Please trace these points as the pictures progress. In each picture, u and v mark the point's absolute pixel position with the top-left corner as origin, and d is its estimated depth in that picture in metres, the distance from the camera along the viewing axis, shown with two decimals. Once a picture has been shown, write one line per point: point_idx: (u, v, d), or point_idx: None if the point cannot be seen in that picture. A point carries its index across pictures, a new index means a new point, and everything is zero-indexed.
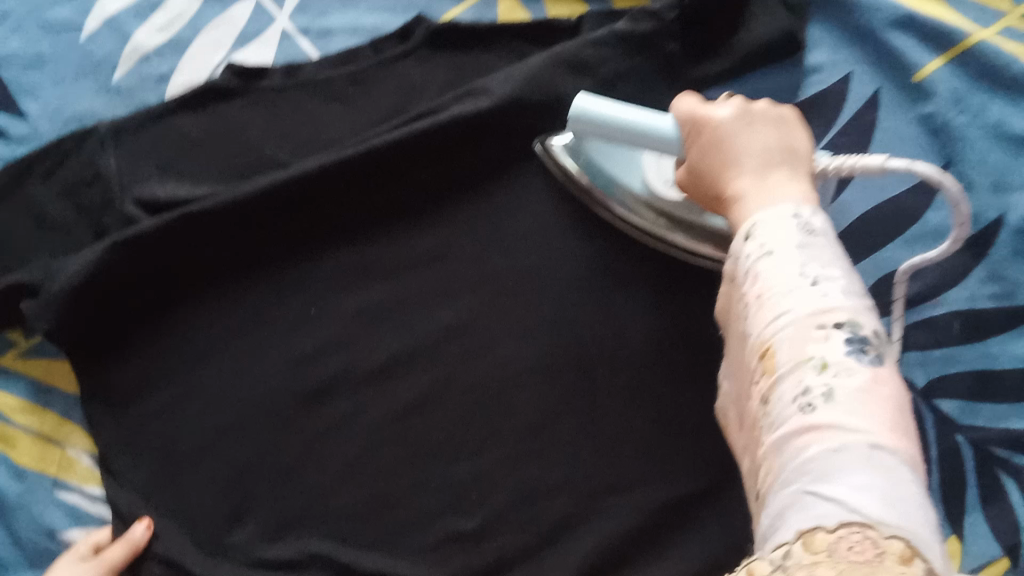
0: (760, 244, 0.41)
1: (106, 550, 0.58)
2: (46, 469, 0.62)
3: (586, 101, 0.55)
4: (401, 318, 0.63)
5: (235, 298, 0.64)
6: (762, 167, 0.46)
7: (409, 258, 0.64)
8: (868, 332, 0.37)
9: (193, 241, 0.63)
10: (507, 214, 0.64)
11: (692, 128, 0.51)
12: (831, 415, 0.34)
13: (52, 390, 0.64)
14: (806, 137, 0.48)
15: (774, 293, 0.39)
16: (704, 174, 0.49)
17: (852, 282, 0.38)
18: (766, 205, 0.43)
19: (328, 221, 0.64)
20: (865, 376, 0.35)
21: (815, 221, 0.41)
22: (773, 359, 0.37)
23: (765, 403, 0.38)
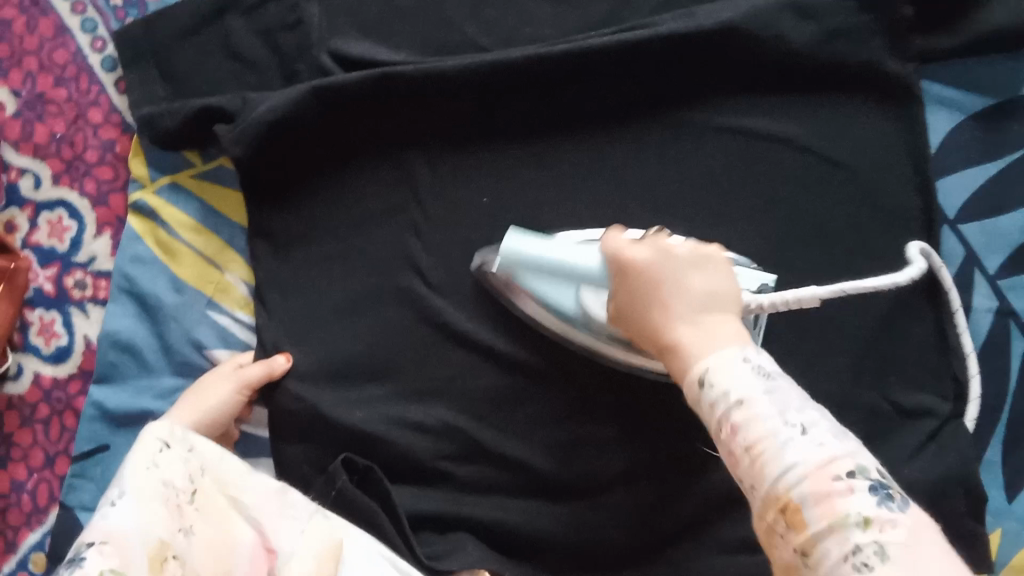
0: (726, 394, 0.39)
1: (246, 368, 0.61)
2: (203, 288, 0.65)
3: (516, 237, 0.53)
4: (566, 223, 0.63)
5: (413, 166, 0.64)
6: (688, 314, 0.44)
7: (587, 166, 0.64)
8: (876, 472, 0.37)
9: (386, 103, 0.64)
10: (698, 148, 0.63)
11: (624, 273, 0.47)
12: (894, 573, 0.34)
13: (220, 216, 0.67)
14: (729, 277, 0.46)
15: (772, 448, 0.37)
16: (635, 313, 0.47)
17: (832, 421, 0.39)
18: (711, 349, 0.41)
19: (517, 113, 0.64)
20: (903, 522, 0.35)
21: (767, 363, 0.40)
22: (797, 514, 0.36)
23: (801, 556, 0.36)
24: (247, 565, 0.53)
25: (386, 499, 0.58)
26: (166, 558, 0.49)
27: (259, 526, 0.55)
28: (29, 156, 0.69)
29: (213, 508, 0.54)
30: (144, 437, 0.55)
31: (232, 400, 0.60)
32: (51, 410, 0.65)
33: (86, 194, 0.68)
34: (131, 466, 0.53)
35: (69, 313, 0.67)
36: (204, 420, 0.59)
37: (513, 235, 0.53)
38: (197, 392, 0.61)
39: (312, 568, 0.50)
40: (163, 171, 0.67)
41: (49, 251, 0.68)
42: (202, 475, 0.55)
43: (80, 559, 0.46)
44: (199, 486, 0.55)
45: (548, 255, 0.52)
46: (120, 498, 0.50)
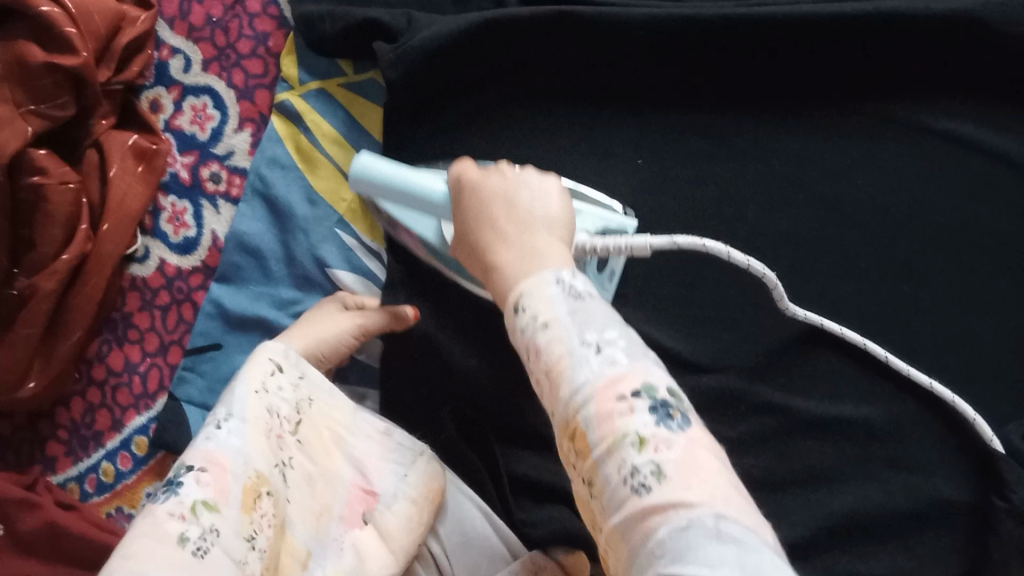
0: (531, 315, 0.35)
1: (369, 313, 0.58)
2: (336, 205, 0.63)
3: (369, 159, 0.53)
4: (733, 204, 0.57)
5: (573, 113, 0.60)
6: (516, 233, 0.40)
7: (769, 144, 0.58)
8: (663, 391, 0.33)
9: (560, 38, 0.58)
10: (900, 147, 0.57)
11: (461, 194, 0.45)
12: (668, 493, 0.30)
13: (364, 133, 0.64)
14: (563, 202, 0.43)
15: (564, 369, 0.33)
16: (465, 233, 0.43)
17: (633, 339, 0.34)
18: (525, 269, 0.37)
19: (700, 73, 0.59)
20: (681, 441, 0.31)
21: (580, 284, 0.36)
22: (582, 440, 0.32)
23: (587, 484, 0.33)
24: (343, 504, 0.52)
25: (489, 456, 0.58)
26: (261, 494, 0.46)
27: (360, 467, 0.53)
28: (182, 37, 0.67)
29: (317, 440, 0.52)
30: (256, 360, 0.51)
31: (348, 339, 0.58)
32: (171, 299, 0.65)
33: (232, 85, 0.66)
34: (242, 384, 0.49)
35: (201, 205, 0.66)
36: (315, 351, 0.57)
37: (364, 157, 0.53)
38: (313, 321, 0.58)
39: (411, 515, 0.52)
40: (314, 75, 0.64)
41: (189, 137, 0.66)
42: (308, 404, 0.53)
43: (177, 483, 0.43)
44: (304, 416, 0.52)
45: (402, 175, 0.51)
46: (226, 420, 0.47)
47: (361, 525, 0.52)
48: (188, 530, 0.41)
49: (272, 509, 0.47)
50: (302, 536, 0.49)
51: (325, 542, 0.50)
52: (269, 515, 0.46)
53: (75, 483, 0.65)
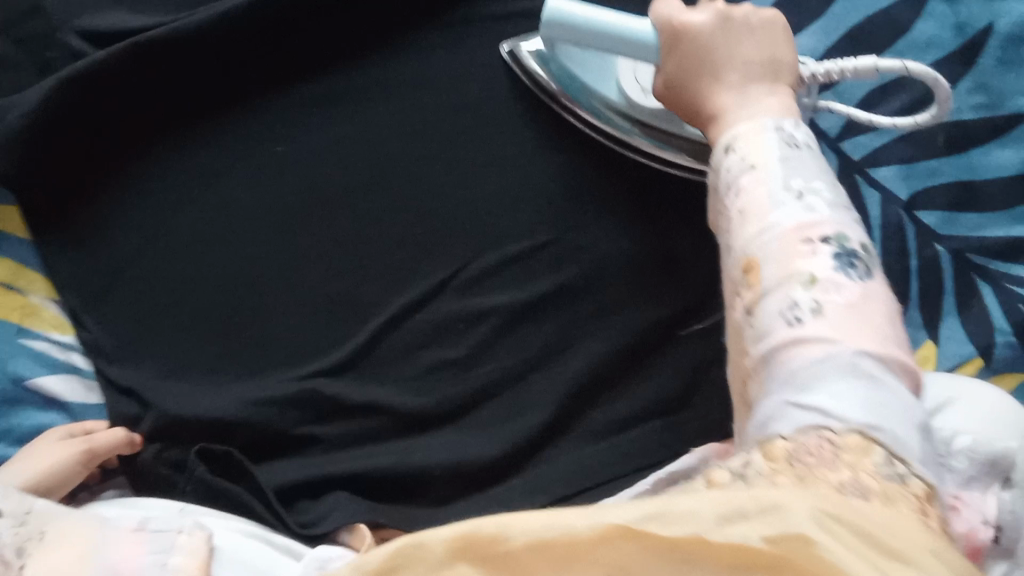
0: (739, 158, 0.41)
1: (93, 437, 0.56)
2: (10, 315, 0.61)
3: (557, 3, 0.54)
4: (371, 153, 0.63)
5: (199, 131, 0.63)
6: (739, 80, 0.46)
7: (382, 86, 0.64)
8: (856, 246, 0.37)
9: (151, 70, 0.63)
10: (481, 47, 0.64)
11: (677, 41, 0.49)
12: (820, 329, 0.35)
13: (7, 237, 0.63)
14: (788, 48, 0.48)
15: (761, 207, 0.39)
16: (684, 81, 0.49)
17: (842, 198, 0.39)
18: (744, 117, 0.44)
19: (288, 50, 0.64)
20: (851, 288, 0.36)
21: (798, 135, 0.42)
22: (757, 272, 0.38)
23: (747, 315, 0.38)
24: None
25: (247, 479, 0.56)
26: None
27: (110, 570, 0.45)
28: None
29: (53, 562, 0.45)
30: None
31: (71, 471, 0.55)
32: None
33: None
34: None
35: None
36: (44, 483, 0.53)
37: (556, 1, 0.54)
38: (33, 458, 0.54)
39: None
40: None
41: None
42: (40, 539, 0.46)
43: None
44: (31, 552, 0.45)
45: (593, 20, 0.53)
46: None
47: None
48: None
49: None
50: None
51: None
52: None
53: None
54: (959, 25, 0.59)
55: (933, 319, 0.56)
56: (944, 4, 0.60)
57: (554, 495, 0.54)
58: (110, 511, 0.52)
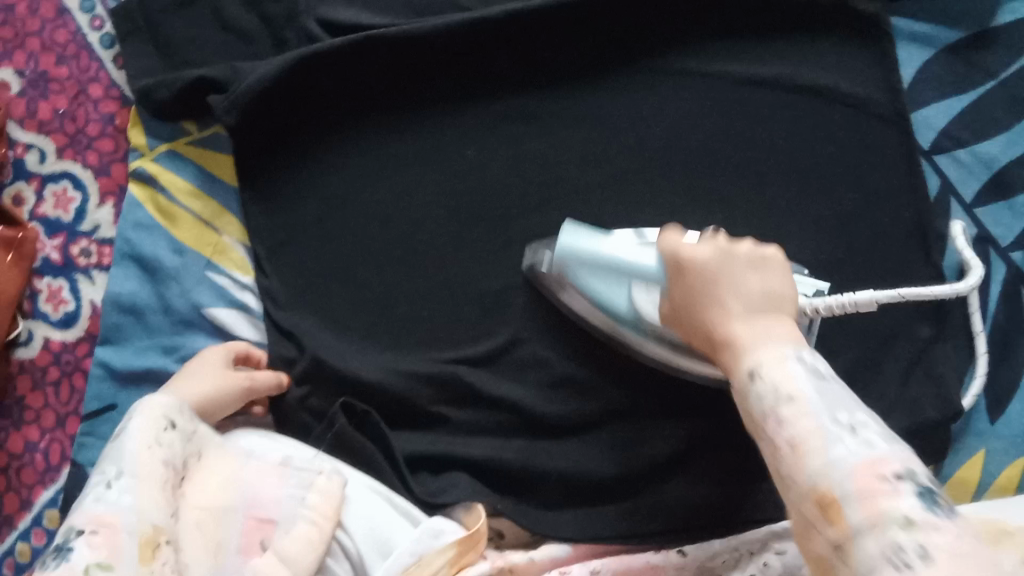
0: (774, 390, 0.40)
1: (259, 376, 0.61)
2: (203, 250, 0.68)
3: (571, 230, 0.57)
4: (552, 173, 0.66)
5: (397, 124, 0.67)
6: (749, 309, 0.45)
7: (576, 113, 0.66)
8: (926, 480, 0.36)
9: (370, 63, 0.66)
10: (673, 96, 0.66)
11: (685, 274, 0.48)
12: (933, 574, 0.32)
13: (217, 180, 0.69)
14: (786, 280, 0.47)
15: (819, 445, 0.38)
16: (692, 313, 0.47)
17: (887, 429, 0.38)
18: (766, 345, 0.42)
19: (496, 63, 0.67)
20: (950, 529, 0.34)
21: (822, 365, 0.41)
22: (840, 514, 0.36)
23: (842, 556, 0.35)
24: (238, 536, 0.51)
25: (382, 441, 0.60)
26: (160, 543, 0.47)
27: (253, 498, 0.53)
28: (33, 132, 0.72)
29: (206, 480, 0.53)
30: (148, 418, 0.51)
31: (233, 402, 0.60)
32: (62, 372, 0.68)
33: (88, 166, 0.71)
34: (134, 442, 0.50)
35: (76, 279, 0.69)
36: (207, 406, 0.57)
37: (569, 230, 0.57)
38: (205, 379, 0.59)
39: (313, 532, 0.52)
40: (161, 139, 0.70)
41: (55, 222, 0.70)
42: (197, 459, 0.53)
43: (67, 548, 0.45)
44: (190, 469, 0.53)
45: (602, 249, 0.55)
46: (117, 478, 0.48)
47: (258, 554, 0.51)
48: None
49: (173, 557, 0.47)
50: (200, 574, 0.48)
51: None
52: (171, 564, 0.47)
53: None
54: None
55: None
56: None
57: (665, 527, 0.56)
58: (253, 444, 0.58)
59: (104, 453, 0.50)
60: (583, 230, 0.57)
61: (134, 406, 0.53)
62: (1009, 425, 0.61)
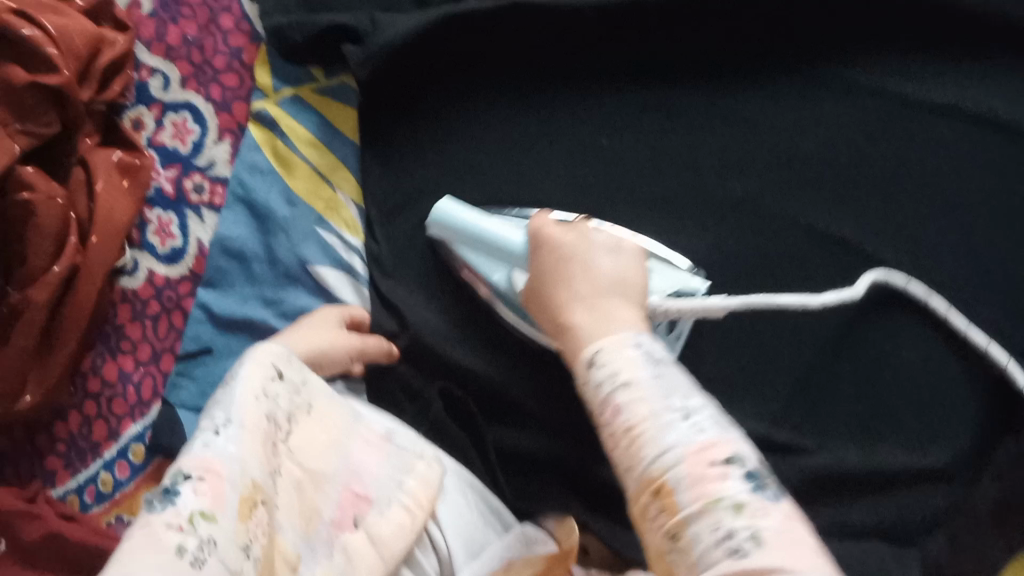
0: (611, 374, 0.40)
1: (368, 341, 0.60)
2: (315, 204, 0.66)
3: (447, 205, 0.59)
4: (689, 176, 0.61)
5: (531, 101, 0.63)
6: (591, 292, 0.47)
7: (724, 115, 0.61)
8: (752, 463, 0.37)
9: (515, 31, 0.62)
10: (838, 111, 0.60)
11: (541, 250, 0.52)
12: (765, 559, 0.33)
13: (338, 133, 0.67)
14: (637, 270, 0.50)
15: (653, 433, 0.38)
16: (541, 285, 0.50)
17: (716, 412, 0.39)
18: (608, 333, 0.43)
19: (649, 48, 0.62)
20: (775, 512, 0.35)
21: (657, 351, 0.41)
22: (670, 497, 0.36)
23: (673, 538, 0.36)
24: (333, 509, 0.49)
25: (476, 435, 0.59)
26: (257, 502, 0.43)
27: (352, 470, 0.51)
28: (160, 57, 0.70)
29: (310, 439, 0.50)
30: (260, 360, 0.49)
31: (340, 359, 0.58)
32: (163, 307, 0.68)
33: (210, 99, 0.69)
34: (242, 389, 0.47)
35: (185, 215, 0.69)
36: (315, 359, 0.57)
37: (444, 204, 0.60)
38: (317, 331, 0.58)
39: (406, 520, 0.50)
40: (287, 83, 0.68)
41: (171, 152, 0.69)
42: (306, 411, 0.51)
43: (174, 491, 0.40)
44: (298, 421, 0.50)
45: (471, 225, 0.57)
46: (225, 426, 0.44)
47: (353, 529, 0.49)
48: (186, 541, 0.38)
49: (267, 518, 0.44)
50: (291, 541, 0.46)
51: (315, 545, 0.47)
52: (265, 526, 0.43)
53: (76, 495, 0.66)
54: None
55: None
56: None
57: None
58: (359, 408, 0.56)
59: (210, 396, 0.47)
60: (461, 205, 0.59)
61: (246, 351, 0.50)
62: None
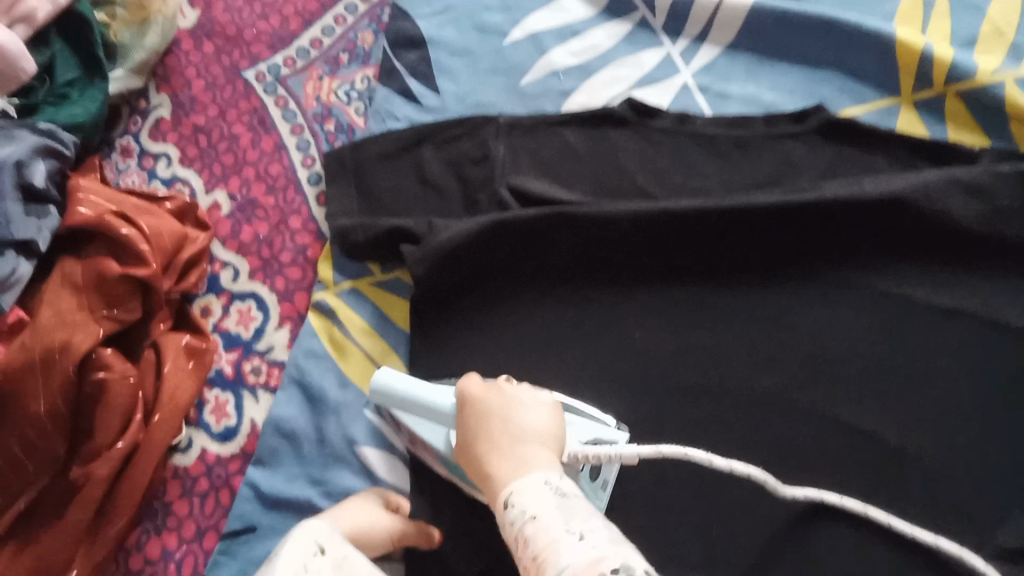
0: (523, 510, 0.45)
1: (409, 526, 0.61)
2: (366, 387, 0.70)
3: (386, 373, 0.58)
4: (717, 369, 0.65)
5: (570, 298, 0.69)
6: (507, 443, 0.50)
7: (749, 312, 0.66)
8: (638, 570, 0.39)
9: (557, 236, 0.68)
10: (854, 311, 0.65)
11: (463, 409, 0.54)
12: None
13: (391, 323, 0.72)
14: (557, 419, 0.53)
15: (552, 552, 0.41)
16: (466, 442, 0.53)
17: (613, 536, 0.42)
18: (520, 475, 0.48)
19: (680, 253, 0.67)
20: None
21: (565, 487, 0.46)
22: None
23: None
24: None
25: None
26: None
27: None
28: (233, 252, 0.78)
29: None
30: (302, 541, 0.51)
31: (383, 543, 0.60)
32: (211, 485, 0.71)
33: (274, 290, 0.76)
34: (285, 563, 0.49)
35: (241, 395, 0.73)
36: (358, 540, 0.58)
37: (384, 371, 0.58)
38: (362, 516, 0.60)
39: None
40: (347, 276, 0.74)
41: (234, 337, 0.75)
42: None
43: None
44: None
45: (415, 393, 0.57)
46: None
47: None
48: None
49: None
50: None
51: None
52: None
53: None
54: None
55: None
56: None
57: None
58: None
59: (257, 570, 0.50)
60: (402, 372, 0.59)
61: (292, 530, 0.53)
62: None
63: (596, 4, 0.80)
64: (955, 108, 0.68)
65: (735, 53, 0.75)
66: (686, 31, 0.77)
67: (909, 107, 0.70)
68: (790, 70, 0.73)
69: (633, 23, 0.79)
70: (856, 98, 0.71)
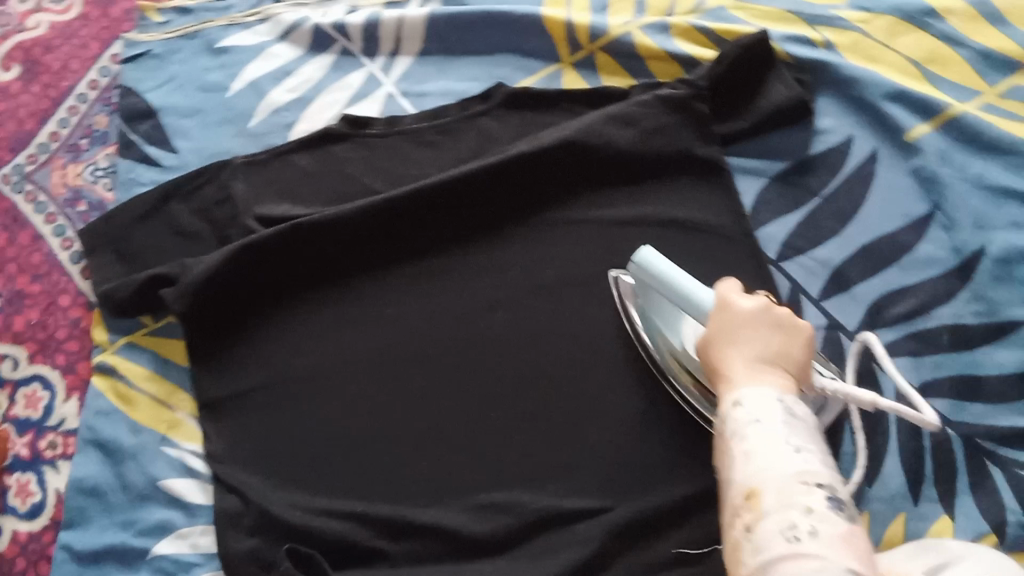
0: (749, 413, 0.49)
1: None
2: (158, 427, 0.75)
3: (649, 256, 0.63)
4: (461, 320, 0.74)
5: (325, 298, 0.76)
6: (752, 365, 0.52)
7: (480, 265, 0.76)
8: (839, 491, 0.46)
9: (299, 244, 0.76)
10: (561, 242, 0.76)
11: (720, 311, 0.56)
12: (814, 546, 0.42)
13: (171, 365, 0.77)
14: (801, 347, 0.54)
15: (762, 454, 0.47)
16: (707, 345, 0.56)
17: (824, 455, 0.48)
18: (753, 383, 0.51)
19: (413, 230, 0.77)
20: (842, 523, 0.44)
21: (795, 407, 0.50)
22: (757, 502, 0.46)
23: (745, 532, 0.45)
24: None
25: None
26: None
27: None
28: (8, 343, 0.81)
29: None
30: None
31: None
32: (26, 562, 0.72)
33: (56, 366, 0.80)
34: None
35: (42, 471, 0.76)
36: None
37: (648, 253, 0.63)
38: None
39: None
40: (121, 334, 0.79)
41: (25, 421, 0.78)
42: None
43: None
44: None
45: (682, 283, 0.61)
46: None
47: None
48: None
49: None
50: None
51: None
52: None
53: None
54: (956, 247, 0.69)
55: (950, 494, 0.62)
56: (942, 231, 0.71)
57: None
58: None
59: None
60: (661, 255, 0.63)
61: None
62: (886, 486, 0.63)
63: (301, 43, 0.89)
64: (605, 60, 0.82)
65: (426, 58, 0.86)
66: (382, 51, 0.87)
67: (569, 70, 0.83)
68: (473, 62, 0.85)
69: (336, 54, 0.88)
70: (527, 71, 0.83)
